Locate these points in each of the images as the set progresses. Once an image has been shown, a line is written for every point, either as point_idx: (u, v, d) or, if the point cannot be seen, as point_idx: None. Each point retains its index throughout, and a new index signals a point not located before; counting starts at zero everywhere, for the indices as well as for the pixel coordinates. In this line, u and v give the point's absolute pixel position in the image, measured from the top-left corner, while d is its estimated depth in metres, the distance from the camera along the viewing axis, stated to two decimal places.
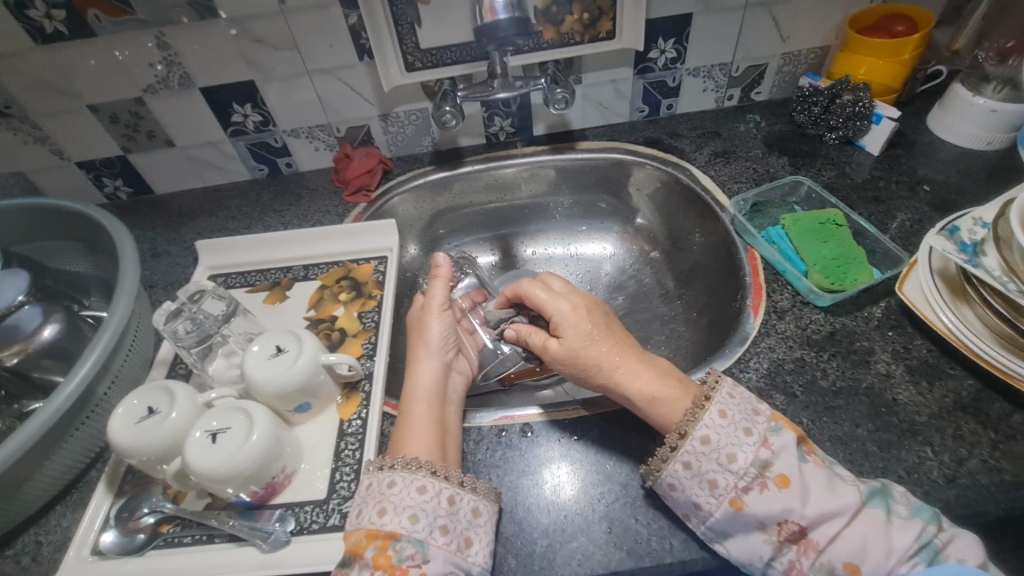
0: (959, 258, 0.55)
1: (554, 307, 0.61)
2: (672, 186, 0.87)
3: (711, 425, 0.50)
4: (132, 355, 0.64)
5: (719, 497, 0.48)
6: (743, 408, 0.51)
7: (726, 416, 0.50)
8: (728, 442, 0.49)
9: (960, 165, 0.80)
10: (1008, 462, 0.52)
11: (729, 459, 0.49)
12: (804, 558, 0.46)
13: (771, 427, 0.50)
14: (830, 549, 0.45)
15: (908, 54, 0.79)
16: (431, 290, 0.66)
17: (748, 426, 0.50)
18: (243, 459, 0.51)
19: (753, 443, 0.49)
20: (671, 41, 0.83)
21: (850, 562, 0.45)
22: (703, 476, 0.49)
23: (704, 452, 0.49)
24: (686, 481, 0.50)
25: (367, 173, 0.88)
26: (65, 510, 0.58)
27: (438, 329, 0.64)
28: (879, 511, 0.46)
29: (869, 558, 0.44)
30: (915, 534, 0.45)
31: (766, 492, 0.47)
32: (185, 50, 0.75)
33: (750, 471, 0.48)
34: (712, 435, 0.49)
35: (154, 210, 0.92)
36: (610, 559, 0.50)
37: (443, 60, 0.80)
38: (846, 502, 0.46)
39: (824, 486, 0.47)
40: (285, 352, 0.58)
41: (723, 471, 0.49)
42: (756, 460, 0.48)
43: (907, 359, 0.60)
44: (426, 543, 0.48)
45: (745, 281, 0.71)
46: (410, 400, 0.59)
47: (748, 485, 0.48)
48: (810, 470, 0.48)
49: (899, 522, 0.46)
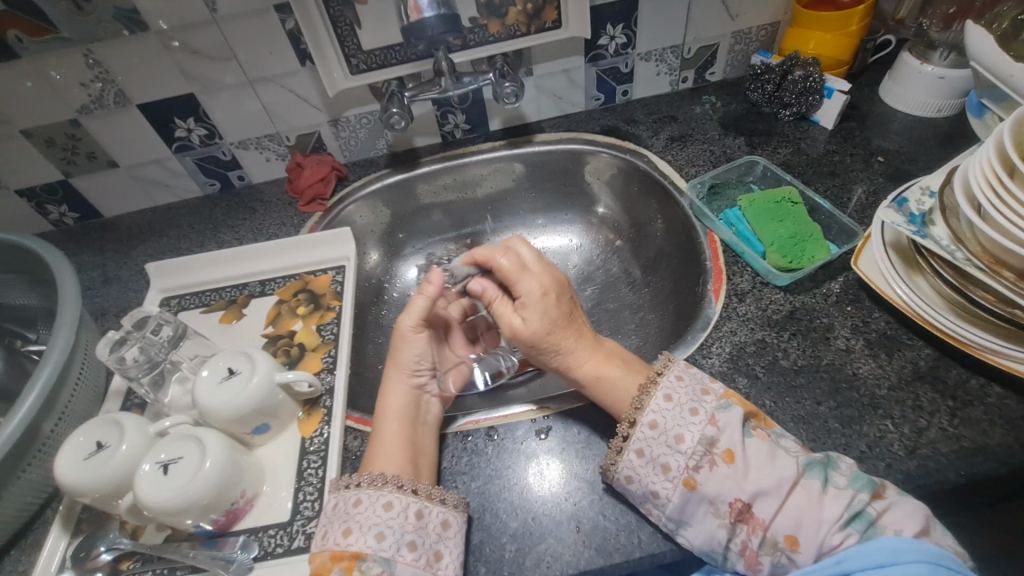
0: (908, 230, 0.55)
1: (523, 285, 0.60)
2: (631, 173, 0.86)
3: (658, 410, 0.51)
4: (80, 388, 0.62)
5: (672, 481, 0.49)
6: (689, 392, 0.52)
7: (672, 399, 0.51)
8: (674, 424, 0.50)
9: (912, 133, 0.80)
10: (966, 429, 0.53)
11: (678, 440, 0.50)
12: (753, 537, 0.46)
13: (720, 405, 0.51)
14: (776, 523, 0.46)
15: (855, 26, 0.80)
16: (411, 305, 0.64)
17: (694, 407, 0.51)
18: (198, 487, 0.50)
19: (698, 423, 0.50)
20: (619, 27, 0.82)
21: (789, 534, 0.46)
22: (655, 462, 0.50)
23: (653, 436, 0.50)
24: (643, 466, 0.50)
25: (320, 181, 0.86)
26: (20, 554, 0.56)
27: (410, 349, 0.63)
28: (817, 482, 0.46)
29: (805, 529, 0.45)
30: (845, 505, 0.45)
31: (716, 469, 0.48)
32: (117, 66, 0.72)
33: (697, 450, 0.49)
34: (659, 419, 0.51)
35: (104, 234, 0.89)
36: (579, 558, 0.50)
37: (388, 60, 0.78)
38: (785, 475, 0.47)
39: (765, 459, 0.48)
40: (238, 374, 0.56)
41: (673, 453, 0.49)
42: (702, 438, 0.49)
43: (866, 333, 0.60)
44: (394, 561, 0.47)
45: (706, 266, 0.70)
46: (383, 419, 0.58)
47: (697, 463, 0.48)
48: (753, 445, 0.48)
49: (834, 492, 0.46)
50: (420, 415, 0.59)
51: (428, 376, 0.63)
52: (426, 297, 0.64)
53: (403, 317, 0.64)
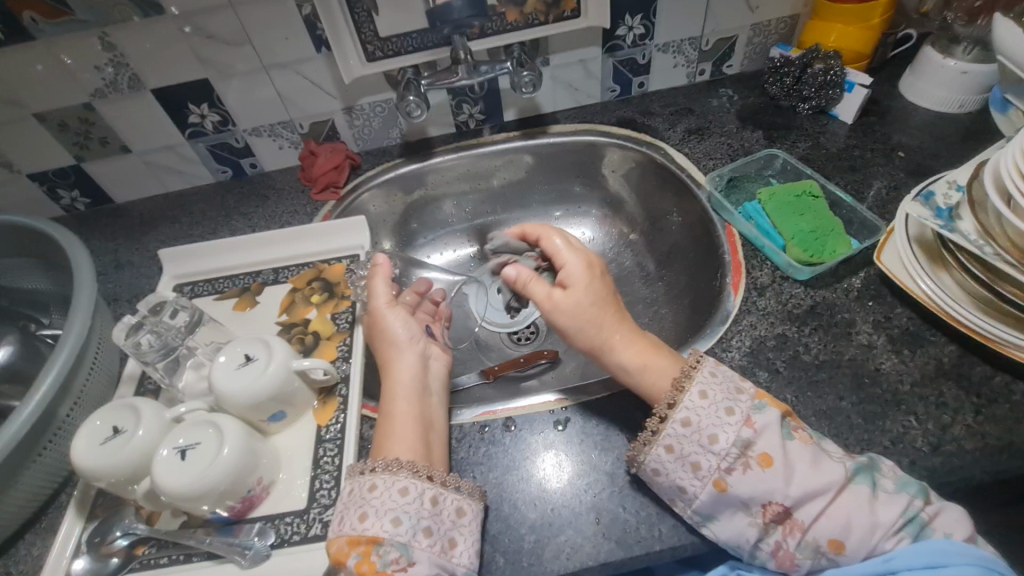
0: (936, 224, 0.55)
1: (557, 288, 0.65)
2: (647, 165, 0.85)
3: (692, 407, 0.50)
4: (95, 373, 0.61)
5: (702, 479, 0.48)
6: (724, 388, 0.51)
7: (707, 397, 0.50)
8: (709, 423, 0.49)
9: (933, 129, 0.79)
10: (991, 427, 0.52)
11: (711, 440, 0.49)
12: (790, 537, 0.47)
13: (755, 406, 0.50)
14: (817, 526, 0.46)
15: (877, 19, 0.79)
16: (372, 288, 0.65)
17: (729, 406, 0.50)
18: (216, 473, 0.49)
19: (734, 423, 0.49)
20: (638, 17, 0.81)
21: (833, 539, 0.46)
22: (685, 459, 0.49)
23: (686, 435, 0.50)
24: (670, 464, 0.49)
25: (334, 169, 0.85)
26: (34, 539, 0.55)
27: (399, 324, 0.63)
28: (864, 488, 0.46)
29: (853, 534, 0.45)
30: (900, 509, 0.46)
31: (750, 472, 0.47)
32: (132, 50, 0.72)
33: (732, 451, 0.48)
34: (693, 417, 0.50)
35: (115, 220, 0.88)
36: (599, 550, 0.50)
37: (404, 47, 0.77)
38: (833, 480, 0.46)
39: (809, 464, 0.47)
40: (255, 360, 0.56)
41: (705, 453, 0.49)
42: (738, 441, 0.48)
43: (888, 328, 0.60)
44: (411, 546, 0.47)
45: (725, 260, 0.70)
46: (390, 399, 0.57)
47: (730, 466, 0.48)
48: (795, 448, 0.48)
49: (884, 498, 0.46)
50: (425, 382, 0.60)
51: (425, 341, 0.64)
52: (383, 277, 0.66)
53: (371, 300, 0.65)
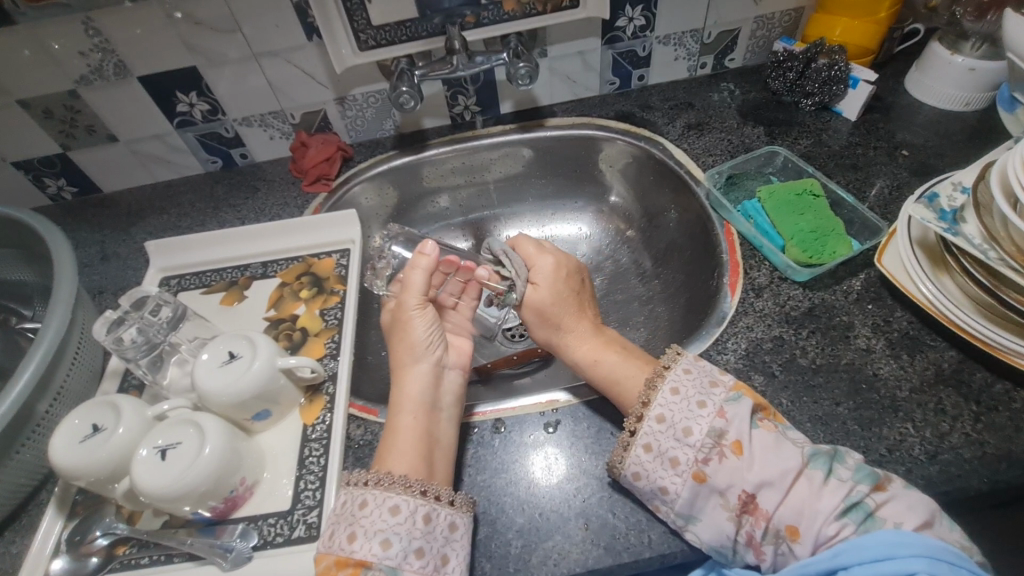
0: (939, 227, 0.53)
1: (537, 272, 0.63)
2: (645, 161, 0.84)
3: (665, 403, 0.50)
4: (77, 367, 0.60)
5: (682, 475, 0.47)
6: (697, 384, 0.50)
7: (678, 392, 0.50)
8: (682, 417, 0.49)
9: (939, 127, 0.77)
10: (990, 435, 0.51)
11: (685, 433, 0.48)
12: (757, 528, 0.45)
13: (729, 397, 0.49)
14: (779, 513, 0.44)
15: (883, 13, 0.76)
16: (410, 280, 0.61)
17: (701, 399, 0.49)
18: (196, 474, 0.48)
19: (706, 415, 0.48)
20: (639, 8, 0.79)
21: (790, 524, 0.44)
22: (664, 456, 0.48)
23: (661, 431, 0.49)
24: (648, 465, 0.48)
25: (325, 161, 0.84)
26: (14, 536, 0.54)
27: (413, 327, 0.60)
28: (820, 473, 0.45)
29: (805, 519, 0.44)
30: (843, 496, 0.44)
31: (725, 461, 0.46)
32: (117, 36, 0.69)
33: (706, 442, 0.47)
34: (667, 413, 0.49)
35: (102, 210, 0.87)
36: (587, 556, 0.49)
37: (398, 37, 0.75)
38: (789, 466, 0.45)
39: (770, 450, 0.46)
40: (239, 359, 0.55)
41: (682, 447, 0.48)
42: (711, 430, 0.47)
43: (886, 332, 0.59)
44: (401, 570, 0.45)
45: (722, 259, 0.68)
46: (397, 411, 0.55)
47: (706, 456, 0.47)
48: (759, 436, 0.47)
49: (834, 484, 0.44)
50: (437, 395, 0.58)
51: (441, 349, 0.61)
52: (422, 271, 0.61)
53: (406, 294, 0.61)
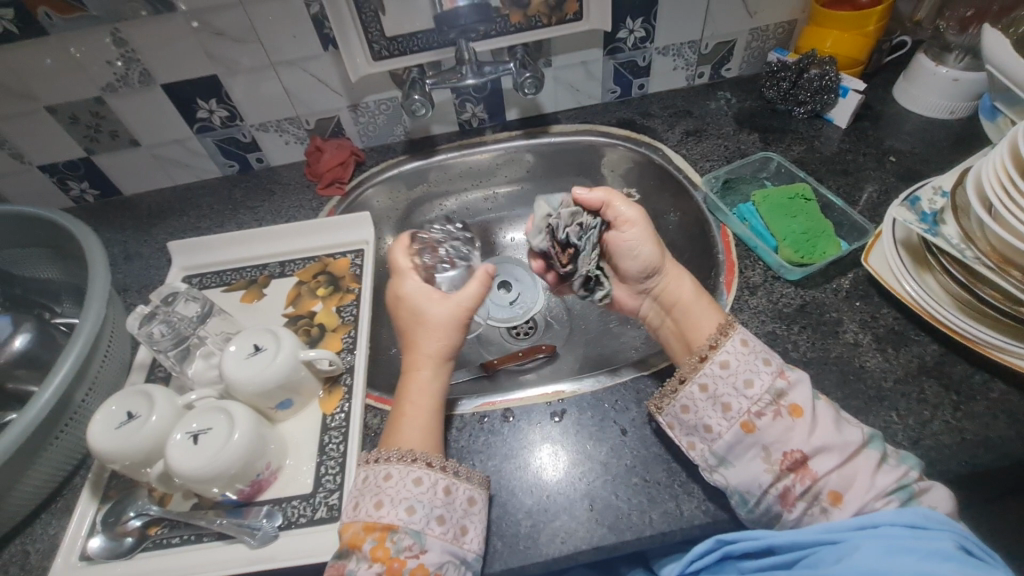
0: (920, 229, 0.57)
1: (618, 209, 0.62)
2: (645, 165, 0.87)
3: (733, 352, 0.54)
4: (108, 360, 0.64)
5: (731, 419, 0.51)
6: (762, 348, 0.54)
7: (747, 345, 0.54)
8: (746, 368, 0.52)
9: (924, 135, 0.81)
10: (969, 422, 0.54)
11: (746, 384, 0.52)
12: (799, 484, 0.48)
13: (791, 367, 0.53)
14: (826, 478, 0.48)
15: (871, 26, 0.80)
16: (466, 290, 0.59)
17: (767, 359, 0.53)
18: (227, 457, 0.52)
19: (770, 372, 0.52)
20: (639, 21, 0.82)
21: (835, 490, 0.48)
22: (717, 399, 0.52)
23: (722, 375, 0.53)
24: (701, 402, 0.53)
25: (339, 165, 0.87)
26: (50, 518, 0.58)
27: (449, 309, 0.59)
28: (876, 454, 0.48)
29: (853, 488, 0.47)
30: (896, 476, 0.47)
31: (779, 419, 0.50)
32: (144, 46, 0.73)
33: (765, 397, 0.51)
34: (731, 360, 0.53)
35: (123, 212, 0.90)
36: (592, 534, 0.52)
37: (410, 47, 0.79)
38: (851, 440, 0.49)
39: (832, 423, 0.50)
40: (264, 351, 0.58)
41: (739, 395, 0.52)
42: (771, 389, 0.51)
43: (874, 328, 0.62)
44: (423, 534, 0.48)
45: (718, 259, 0.72)
46: (408, 397, 0.57)
47: (762, 409, 0.51)
48: (823, 408, 0.51)
49: (888, 465, 0.48)
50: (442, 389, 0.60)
51: None
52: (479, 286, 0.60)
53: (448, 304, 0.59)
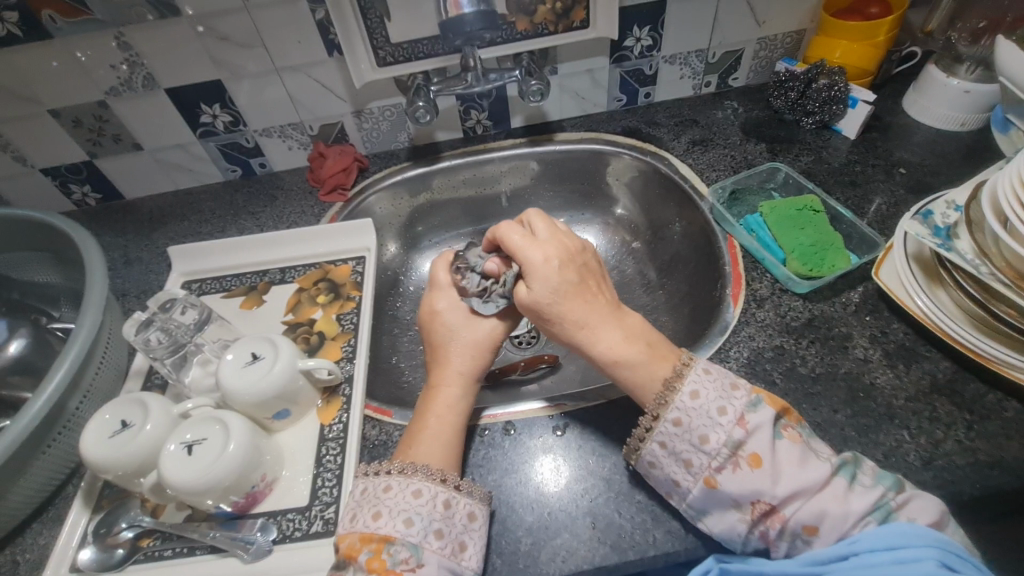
0: (933, 243, 0.56)
1: (528, 253, 0.57)
2: (650, 175, 0.86)
3: (684, 407, 0.50)
4: (105, 366, 0.63)
5: (694, 475, 0.49)
6: (717, 386, 0.50)
7: (698, 396, 0.50)
8: (701, 423, 0.49)
9: (935, 146, 0.80)
10: (982, 443, 0.53)
11: (701, 440, 0.49)
12: (772, 528, 0.46)
13: (749, 404, 0.49)
14: (796, 516, 0.46)
15: (882, 37, 0.79)
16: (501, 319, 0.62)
17: (722, 405, 0.49)
18: (221, 469, 0.50)
19: (726, 423, 0.48)
20: (646, 29, 0.82)
21: (809, 524, 0.45)
22: (678, 456, 0.50)
23: (677, 433, 0.50)
24: (663, 459, 0.50)
25: (342, 171, 0.87)
26: (42, 528, 0.57)
27: (484, 327, 0.61)
28: (844, 481, 0.46)
29: (828, 521, 0.45)
30: (871, 499, 0.45)
31: (739, 471, 0.47)
32: (147, 50, 0.73)
33: (723, 451, 0.48)
34: (684, 417, 0.49)
35: (125, 216, 0.90)
36: (594, 554, 0.51)
37: (415, 53, 0.78)
38: (816, 477, 0.46)
39: (796, 462, 0.46)
40: (261, 360, 0.57)
41: (696, 452, 0.49)
42: (728, 441, 0.48)
43: (884, 343, 0.61)
44: (421, 547, 0.47)
45: (725, 271, 0.71)
46: (430, 412, 0.56)
47: (721, 464, 0.48)
48: (783, 446, 0.47)
49: (860, 490, 0.46)
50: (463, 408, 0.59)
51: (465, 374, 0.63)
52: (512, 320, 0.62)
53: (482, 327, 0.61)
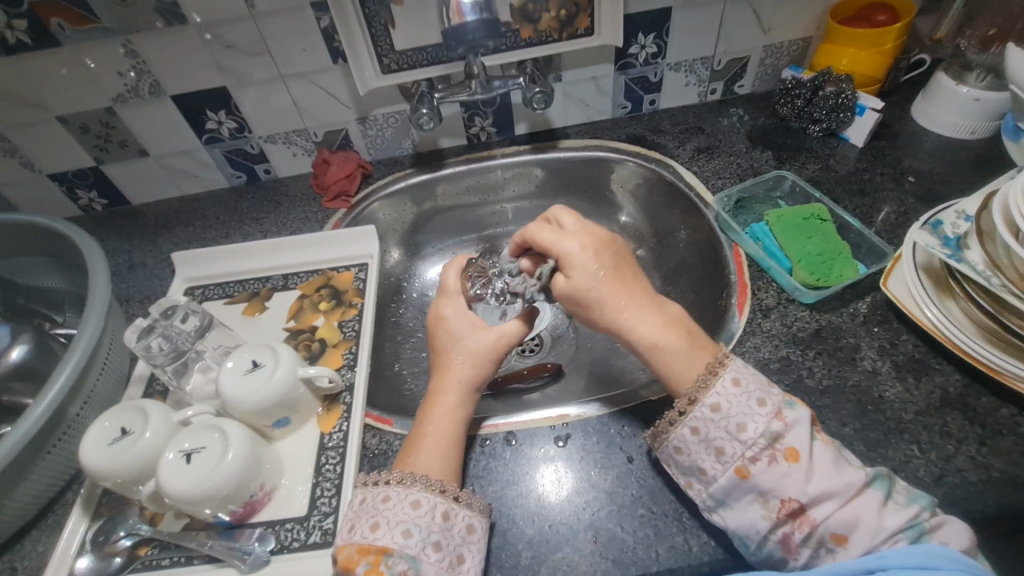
0: (942, 253, 0.55)
1: (564, 244, 0.57)
2: (655, 182, 0.86)
3: (723, 393, 0.49)
4: (106, 372, 0.63)
5: (725, 463, 0.47)
6: (759, 380, 0.50)
7: (740, 385, 0.49)
8: (739, 412, 0.48)
9: (944, 155, 0.79)
10: (996, 459, 0.52)
11: (739, 428, 0.47)
12: (799, 531, 0.45)
13: (787, 402, 0.49)
14: (826, 522, 0.44)
15: (889, 44, 0.79)
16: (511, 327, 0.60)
17: (762, 397, 0.49)
18: (218, 478, 0.50)
19: (766, 414, 0.48)
20: (651, 36, 0.81)
21: (838, 533, 0.44)
22: (709, 443, 0.48)
23: (714, 419, 0.48)
24: (693, 445, 0.49)
25: (346, 178, 0.86)
26: (40, 535, 0.56)
27: (489, 336, 0.59)
28: (880, 495, 0.45)
29: (858, 531, 0.43)
30: (907, 516, 0.43)
31: (775, 465, 0.46)
32: (154, 57, 0.73)
33: (760, 441, 0.47)
34: (723, 403, 0.48)
35: (130, 222, 0.90)
36: (595, 569, 0.50)
37: (419, 61, 0.79)
38: (851, 482, 0.45)
39: (831, 466, 0.46)
40: (262, 367, 0.57)
41: (732, 440, 0.48)
42: (767, 431, 0.47)
43: (893, 355, 0.60)
44: (420, 559, 0.46)
45: (730, 280, 0.70)
46: (428, 420, 0.55)
47: (756, 454, 0.47)
48: (820, 450, 0.47)
49: (894, 506, 0.44)
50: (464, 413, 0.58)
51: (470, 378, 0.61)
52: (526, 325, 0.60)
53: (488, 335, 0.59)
